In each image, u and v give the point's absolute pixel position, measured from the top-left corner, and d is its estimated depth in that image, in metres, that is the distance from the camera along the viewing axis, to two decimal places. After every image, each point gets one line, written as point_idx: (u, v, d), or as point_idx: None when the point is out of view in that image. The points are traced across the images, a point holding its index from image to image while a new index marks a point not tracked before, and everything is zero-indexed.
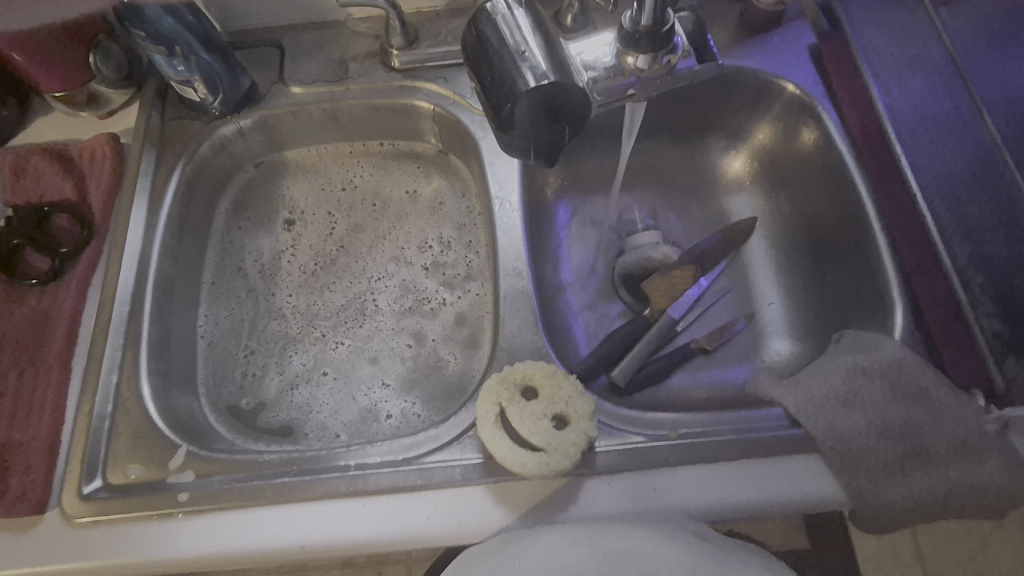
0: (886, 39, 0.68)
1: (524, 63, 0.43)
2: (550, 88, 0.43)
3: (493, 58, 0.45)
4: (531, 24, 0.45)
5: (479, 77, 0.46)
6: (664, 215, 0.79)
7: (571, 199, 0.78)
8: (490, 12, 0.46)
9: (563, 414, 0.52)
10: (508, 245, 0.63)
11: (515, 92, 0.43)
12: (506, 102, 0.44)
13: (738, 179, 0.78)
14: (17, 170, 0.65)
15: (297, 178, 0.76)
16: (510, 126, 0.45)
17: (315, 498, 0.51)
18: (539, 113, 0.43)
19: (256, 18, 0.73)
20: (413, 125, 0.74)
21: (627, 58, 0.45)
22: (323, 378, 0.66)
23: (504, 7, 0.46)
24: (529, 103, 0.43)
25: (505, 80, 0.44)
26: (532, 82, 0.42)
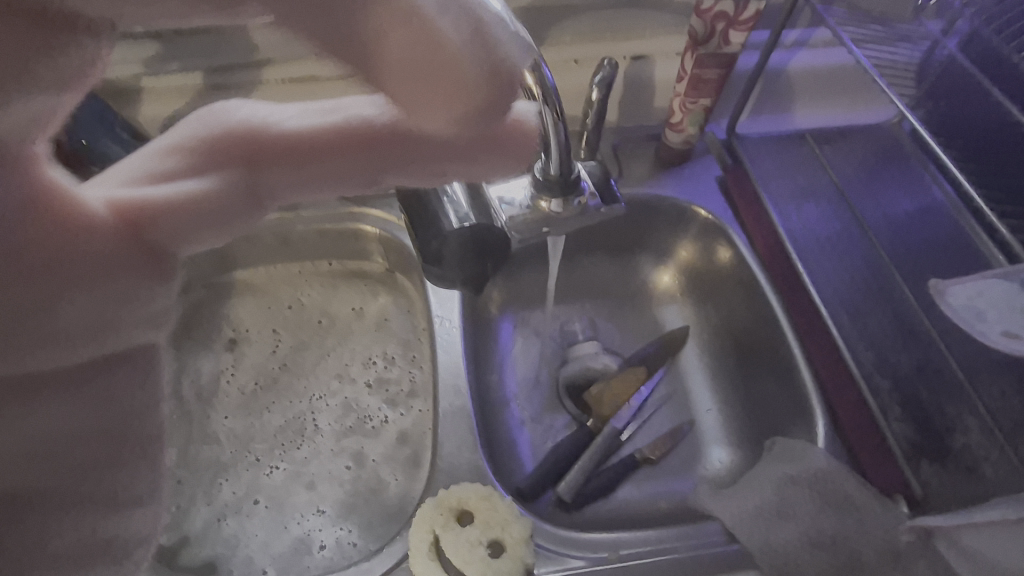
0: (782, 170, 0.77)
1: (447, 206, 0.48)
2: (474, 227, 0.47)
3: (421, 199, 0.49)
4: None
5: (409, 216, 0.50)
6: (604, 326, 0.84)
7: (515, 313, 0.82)
8: None
9: (499, 540, 0.51)
10: (449, 361, 0.65)
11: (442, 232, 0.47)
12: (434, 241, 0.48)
13: (669, 291, 0.84)
14: None
15: (244, 297, 0.78)
16: (438, 261, 0.49)
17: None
18: (463, 250, 0.48)
19: None
20: (361, 247, 0.78)
21: (541, 202, 0.47)
22: (253, 507, 0.63)
23: None
24: (453, 241, 0.47)
25: (431, 220, 0.48)
26: (455, 223, 0.47)
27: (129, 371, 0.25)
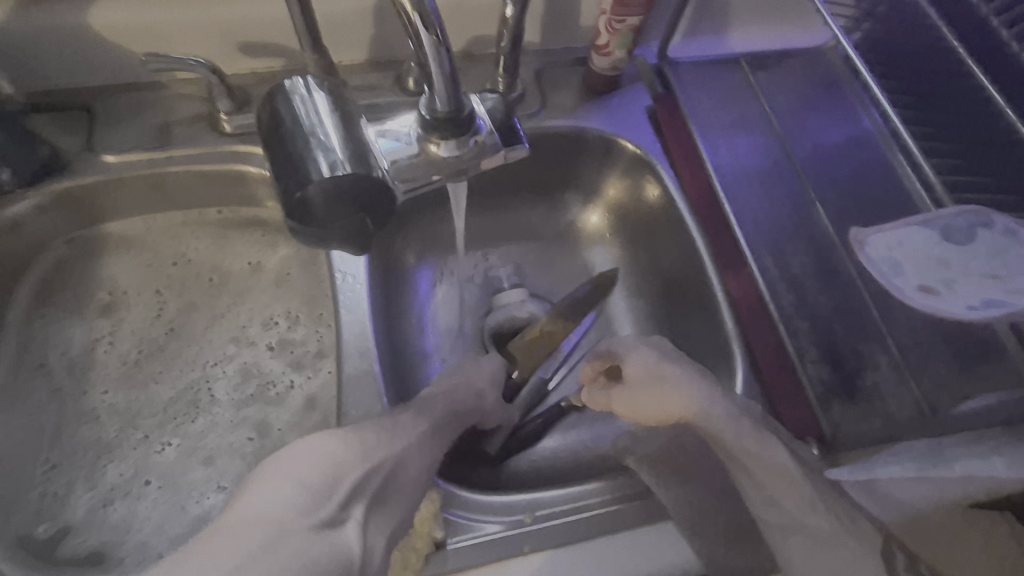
0: (714, 100, 0.72)
1: (318, 150, 0.40)
2: (345, 178, 0.39)
3: (288, 140, 0.41)
4: (330, 105, 0.42)
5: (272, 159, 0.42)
6: (529, 271, 0.79)
7: (434, 261, 0.75)
8: (287, 91, 0.43)
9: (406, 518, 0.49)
10: (355, 321, 0.59)
11: (307, 182, 0.39)
12: (299, 192, 0.40)
13: (598, 232, 0.79)
14: None
15: (119, 255, 0.68)
16: (309, 217, 0.41)
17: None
18: (338, 203, 0.40)
19: (60, 80, 0.65)
20: (253, 193, 0.68)
21: (429, 146, 0.41)
22: (144, 489, 0.57)
23: (302, 87, 0.43)
24: (324, 193, 0.39)
25: (299, 168, 0.40)
26: (326, 171, 0.39)
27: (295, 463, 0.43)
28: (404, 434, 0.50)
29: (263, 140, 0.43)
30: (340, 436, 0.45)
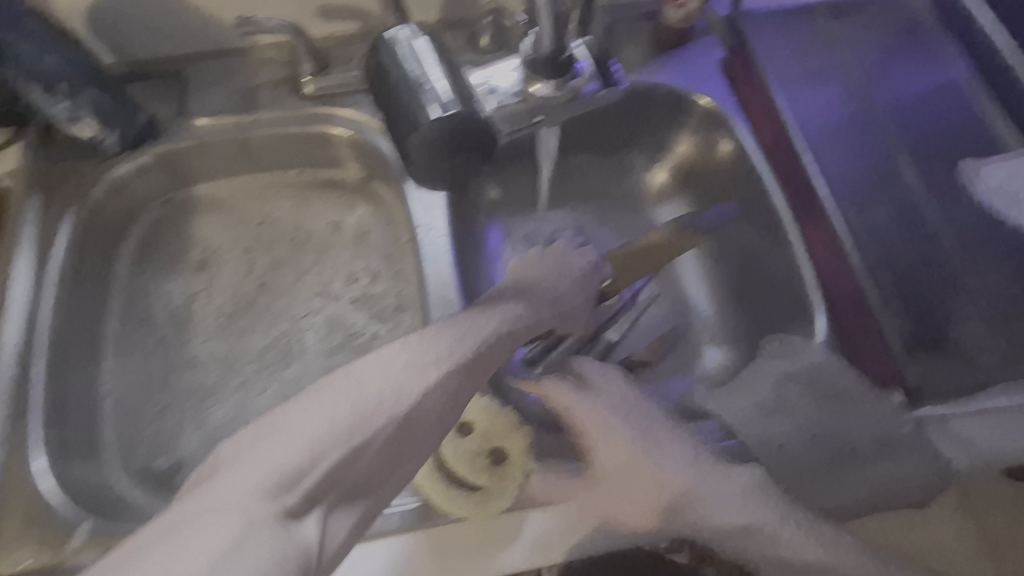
0: (789, 50, 0.70)
1: (427, 94, 0.42)
2: (454, 116, 0.41)
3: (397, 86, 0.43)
4: (433, 52, 0.44)
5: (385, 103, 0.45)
6: (594, 230, 0.79)
7: (503, 220, 0.77)
8: (390, 41, 0.45)
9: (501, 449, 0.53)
10: (436, 274, 0.61)
11: (420, 122, 0.42)
12: (412, 131, 0.42)
13: (664, 190, 0.79)
14: None
15: (210, 215, 0.71)
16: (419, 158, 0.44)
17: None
18: (446, 144, 0.43)
19: (153, 48, 0.68)
20: (333, 155, 0.70)
21: (531, 87, 0.42)
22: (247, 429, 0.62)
23: (403, 36, 0.44)
24: (435, 134, 0.42)
25: (409, 112, 0.42)
26: (436, 113, 0.41)
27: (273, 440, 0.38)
28: (415, 381, 0.42)
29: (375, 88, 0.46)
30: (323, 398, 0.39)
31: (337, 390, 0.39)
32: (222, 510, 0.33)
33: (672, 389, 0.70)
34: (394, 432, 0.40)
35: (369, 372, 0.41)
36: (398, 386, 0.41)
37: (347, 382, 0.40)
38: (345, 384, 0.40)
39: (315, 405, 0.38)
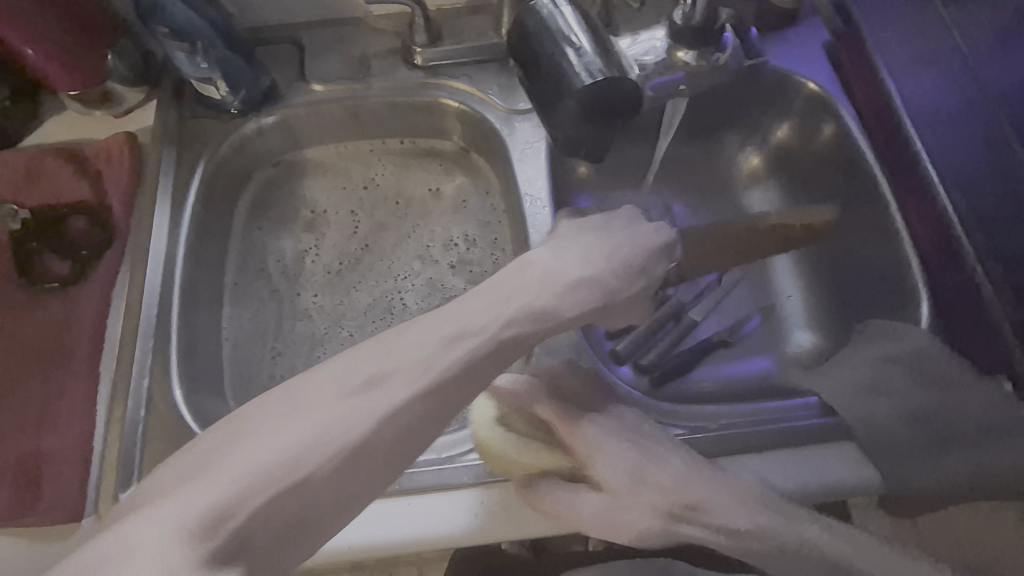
0: (901, 31, 0.66)
1: (578, 59, 0.43)
2: (600, 85, 0.42)
3: (545, 54, 0.44)
4: (578, 19, 0.44)
5: (526, 74, 0.46)
6: (681, 210, 0.80)
7: (591, 191, 0.76)
8: (534, 8, 0.46)
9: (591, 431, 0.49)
10: (540, 242, 0.63)
11: (568, 92, 0.43)
12: (558, 103, 0.44)
13: (755, 174, 0.80)
14: (30, 172, 0.64)
15: (317, 177, 0.75)
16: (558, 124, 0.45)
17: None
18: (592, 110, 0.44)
19: (274, 15, 0.72)
20: (436, 124, 0.73)
21: (677, 53, 0.47)
22: None
23: (549, 3, 0.45)
24: (585, 101, 0.43)
25: (559, 77, 0.43)
26: (587, 79, 0.42)
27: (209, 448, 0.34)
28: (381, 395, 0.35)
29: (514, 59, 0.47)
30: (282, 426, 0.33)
31: (345, 367, 0.36)
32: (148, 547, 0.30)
33: (759, 369, 0.72)
34: (404, 422, 0.36)
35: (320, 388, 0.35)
36: (423, 365, 0.37)
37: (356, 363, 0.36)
38: (296, 408, 0.34)
39: (315, 390, 0.35)
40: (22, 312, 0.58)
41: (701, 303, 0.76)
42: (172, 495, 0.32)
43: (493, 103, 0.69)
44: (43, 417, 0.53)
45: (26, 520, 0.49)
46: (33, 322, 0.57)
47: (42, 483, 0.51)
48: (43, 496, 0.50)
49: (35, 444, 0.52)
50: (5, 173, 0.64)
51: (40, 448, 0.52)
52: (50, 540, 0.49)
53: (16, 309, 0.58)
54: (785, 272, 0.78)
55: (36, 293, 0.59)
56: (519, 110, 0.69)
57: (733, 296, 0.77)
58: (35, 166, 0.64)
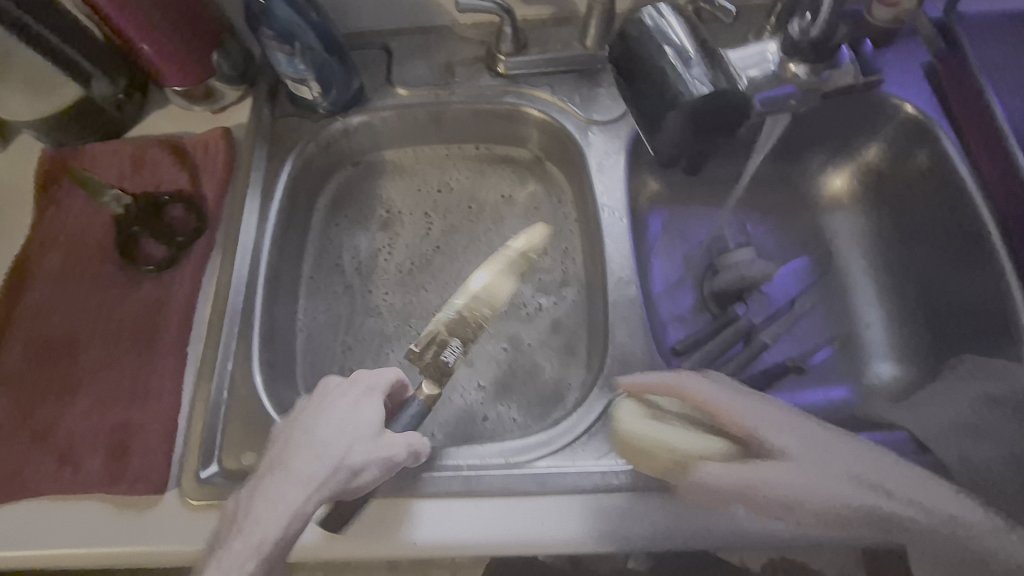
0: (1005, 56, 0.66)
1: (683, 70, 0.44)
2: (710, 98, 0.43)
3: (650, 65, 0.46)
4: (685, 28, 0.46)
5: (632, 82, 0.48)
6: (754, 230, 0.79)
7: (663, 207, 0.78)
8: (640, 22, 0.47)
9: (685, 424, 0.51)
10: (615, 253, 0.63)
11: (677, 102, 0.44)
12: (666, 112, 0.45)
13: (837, 197, 0.78)
14: (136, 161, 0.68)
15: (394, 178, 0.77)
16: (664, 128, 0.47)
17: (430, 495, 0.51)
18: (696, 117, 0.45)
19: (365, 21, 0.74)
20: (514, 131, 0.74)
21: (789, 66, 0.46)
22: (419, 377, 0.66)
23: (655, 16, 0.47)
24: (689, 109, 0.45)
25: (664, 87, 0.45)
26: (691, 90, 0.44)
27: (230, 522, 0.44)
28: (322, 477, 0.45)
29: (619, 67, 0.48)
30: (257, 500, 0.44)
31: (303, 461, 0.46)
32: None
33: (835, 399, 0.68)
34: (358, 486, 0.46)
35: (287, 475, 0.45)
36: (353, 426, 0.48)
37: (313, 464, 0.45)
38: (277, 488, 0.45)
39: (280, 491, 0.44)
40: (120, 292, 0.61)
41: (772, 325, 0.73)
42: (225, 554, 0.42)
43: (573, 112, 0.70)
44: (133, 392, 0.56)
45: (116, 489, 0.52)
46: (130, 300, 0.61)
47: (131, 454, 0.53)
48: (132, 467, 0.53)
49: (124, 415, 0.55)
50: (113, 161, 0.68)
51: (130, 421, 0.55)
52: (132, 509, 0.52)
53: (116, 289, 0.61)
54: (866, 300, 0.74)
55: (133, 274, 0.62)
56: (599, 121, 0.69)
57: (808, 322, 0.74)
58: (140, 156, 0.68)
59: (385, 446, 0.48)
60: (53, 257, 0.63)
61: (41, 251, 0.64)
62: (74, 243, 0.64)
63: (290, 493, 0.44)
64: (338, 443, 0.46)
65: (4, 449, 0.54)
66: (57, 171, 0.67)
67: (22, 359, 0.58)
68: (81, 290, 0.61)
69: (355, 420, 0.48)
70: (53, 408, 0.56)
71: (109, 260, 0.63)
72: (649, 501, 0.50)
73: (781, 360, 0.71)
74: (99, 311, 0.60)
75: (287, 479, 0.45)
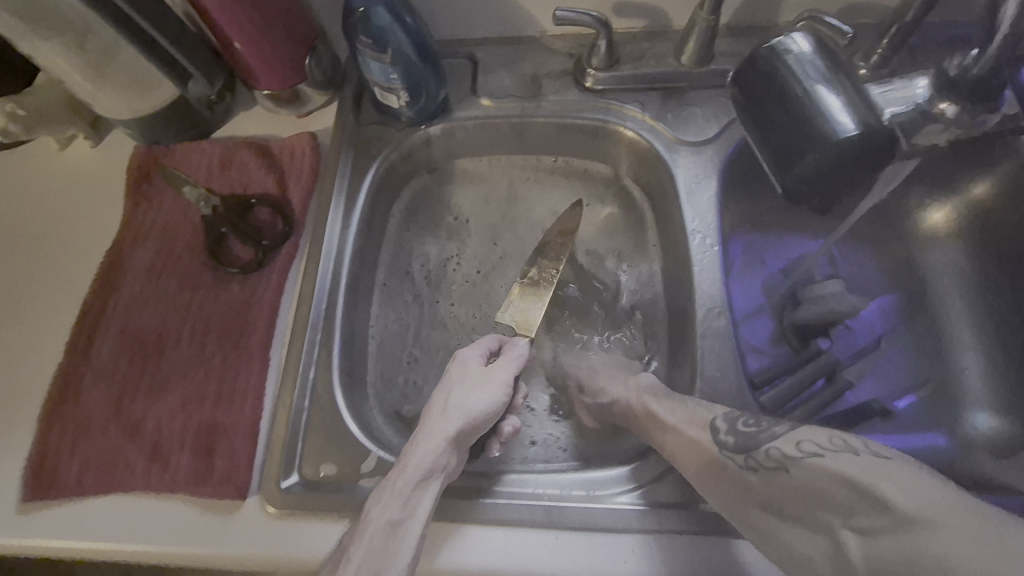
0: None
1: (828, 110, 0.42)
2: (853, 142, 0.41)
3: (790, 100, 0.44)
4: (830, 67, 0.44)
5: (762, 119, 0.46)
6: (842, 260, 0.74)
7: (745, 232, 0.74)
8: (781, 52, 0.45)
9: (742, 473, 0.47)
10: (704, 281, 0.60)
11: (818, 142, 0.42)
12: (805, 152, 0.43)
13: (936, 231, 0.73)
14: (225, 161, 0.69)
15: (470, 189, 0.77)
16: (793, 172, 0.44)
17: (481, 522, 0.50)
18: (836, 163, 0.42)
19: (452, 29, 0.74)
20: (599, 148, 0.73)
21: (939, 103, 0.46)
22: None
23: (798, 48, 0.45)
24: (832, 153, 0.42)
25: (806, 126, 0.43)
26: (839, 131, 0.41)
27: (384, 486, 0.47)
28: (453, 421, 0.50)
29: (747, 102, 0.48)
30: (412, 455, 0.48)
31: (442, 415, 0.50)
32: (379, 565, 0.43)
33: (929, 446, 0.64)
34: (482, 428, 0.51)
35: (432, 431, 0.49)
36: (488, 382, 0.53)
37: (435, 414, 0.51)
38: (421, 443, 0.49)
39: (414, 436, 0.50)
40: (208, 292, 0.63)
41: (857, 363, 0.69)
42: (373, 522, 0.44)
43: (662, 131, 0.67)
44: (218, 394, 0.57)
45: (201, 490, 0.53)
46: (218, 301, 0.62)
47: (215, 456, 0.54)
48: (216, 469, 0.53)
49: (210, 416, 0.56)
50: (202, 160, 0.69)
51: (215, 423, 0.55)
52: (216, 511, 0.52)
53: (204, 289, 0.63)
54: (963, 344, 0.70)
55: (221, 275, 0.64)
56: (690, 142, 0.67)
57: (895, 362, 0.70)
58: (229, 156, 0.69)
59: (490, 392, 0.52)
60: (144, 253, 0.65)
61: (133, 247, 0.65)
62: (164, 240, 0.65)
63: (418, 439, 0.49)
64: (468, 395, 0.52)
65: (96, 441, 0.55)
66: (149, 167, 0.69)
67: (115, 353, 0.59)
68: (170, 287, 0.63)
69: (463, 376, 0.54)
70: (143, 404, 0.57)
71: (197, 259, 0.65)
72: (737, 547, 0.48)
73: (867, 401, 0.66)
74: (189, 309, 0.62)
75: (416, 429, 0.50)
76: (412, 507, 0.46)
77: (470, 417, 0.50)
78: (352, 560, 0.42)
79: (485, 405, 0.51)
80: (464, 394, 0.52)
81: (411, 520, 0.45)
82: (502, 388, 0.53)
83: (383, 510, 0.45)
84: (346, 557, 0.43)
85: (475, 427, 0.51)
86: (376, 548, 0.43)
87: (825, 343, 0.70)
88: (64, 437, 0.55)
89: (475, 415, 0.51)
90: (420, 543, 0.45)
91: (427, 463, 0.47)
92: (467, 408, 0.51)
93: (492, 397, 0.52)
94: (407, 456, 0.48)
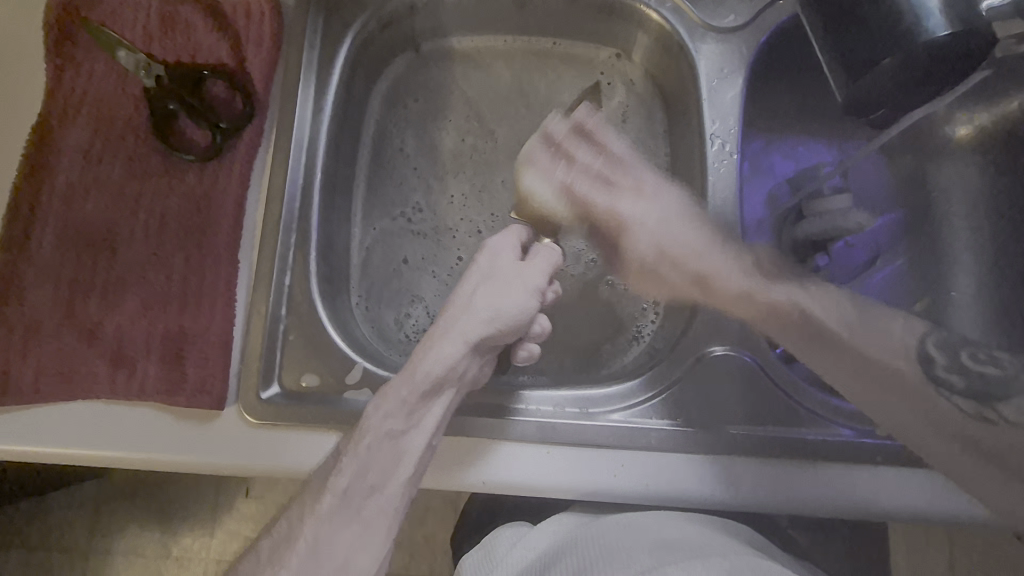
0: None
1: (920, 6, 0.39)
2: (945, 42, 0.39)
3: None
4: None
5: (836, 10, 0.42)
6: (857, 170, 0.62)
7: (766, 133, 0.64)
8: None
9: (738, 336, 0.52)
10: (717, 188, 0.58)
11: (900, 44, 0.39)
12: (880, 55, 0.41)
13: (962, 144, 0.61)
14: (165, 20, 0.57)
15: (460, 70, 0.68)
16: (860, 77, 0.42)
17: (477, 437, 0.50)
18: (912, 67, 0.41)
19: None
20: (613, 30, 0.65)
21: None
22: None
23: None
24: (910, 58, 0.40)
25: (887, 26, 0.40)
26: (924, 35, 0.39)
27: (378, 402, 0.43)
28: (469, 327, 0.45)
29: None
30: (423, 360, 0.44)
31: (457, 316, 0.45)
32: (376, 485, 0.42)
33: None
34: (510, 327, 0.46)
35: (442, 330, 0.45)
36: (523, 285, 0.47)
37: (456, 313, 0.45)
38: (434, 347, 0.44)
39: (430, 338, 0.45)
40: (160, 182, 0.55)
41: (852, 283, 0.59)
42: (370, 463, 0.42)
43: (688, 12, 0.60)
44: (184, 298, 0.52)
45: (174, 398, 0.49)
46: (174, 193, 0.55)
47: (186, 363, 0.50)
48: (190, 378, 0.50)
49: (176, 321, 0.51)
50: (136, 16, 0.57)
51: (184, 329, 0.51)
52: (192, 419, 0.50)
53: (154, 177, 0.55)
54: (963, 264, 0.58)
55: (174, 161, 0.55)
56: (720, 27, 0.59)
57: (888, 282, 0.59)
58: (170, 14, 0.57)
59: (522, 295, 0.47)
60: (77, 130, 0.55)
61: (61, 123, 0.55)
62: (99, 115, 0.55)
63: (435, 342, 0.44)
64: (502, 296, 0.46)
65: (51, 346, 0.50)
66: (69, 19, 0.56)
67: (57, 248, 0.52)
68: (114, 174, 0.54)
69: (492, 272, 0.47)
70: (98, 307, 0.51)
71: (144, 141, 0.55)
72: (722, 462, 0.50)
73: None
74: (138, 201, 0.54)
75: (436, 331, 0.45)
76: (416, 420, 0.44)
77: (496, 323, 0.45)
78: (343, 473, 0.42)
79: (515, 307, 0.46)
80: (494, 292, 0.46)
81: (414, 432, 0.44)
82: (534, 292, 0.47)
83: (383, 422, 0.43)
84: (340, 468, 0.42)
85: (500, 331, 0.46)
86: (374, 462, 0.42)
87: (822, 259, 0.59)
88: (13, 339, 0.50)
89: (503, 321, 0.46)
90: (424, 452, 0.44)
91: (439, 373, 0.44)
92: (497, 313, 0.45)
93: (524, 302, 0.46)
94: (419, 355, 0.44)
